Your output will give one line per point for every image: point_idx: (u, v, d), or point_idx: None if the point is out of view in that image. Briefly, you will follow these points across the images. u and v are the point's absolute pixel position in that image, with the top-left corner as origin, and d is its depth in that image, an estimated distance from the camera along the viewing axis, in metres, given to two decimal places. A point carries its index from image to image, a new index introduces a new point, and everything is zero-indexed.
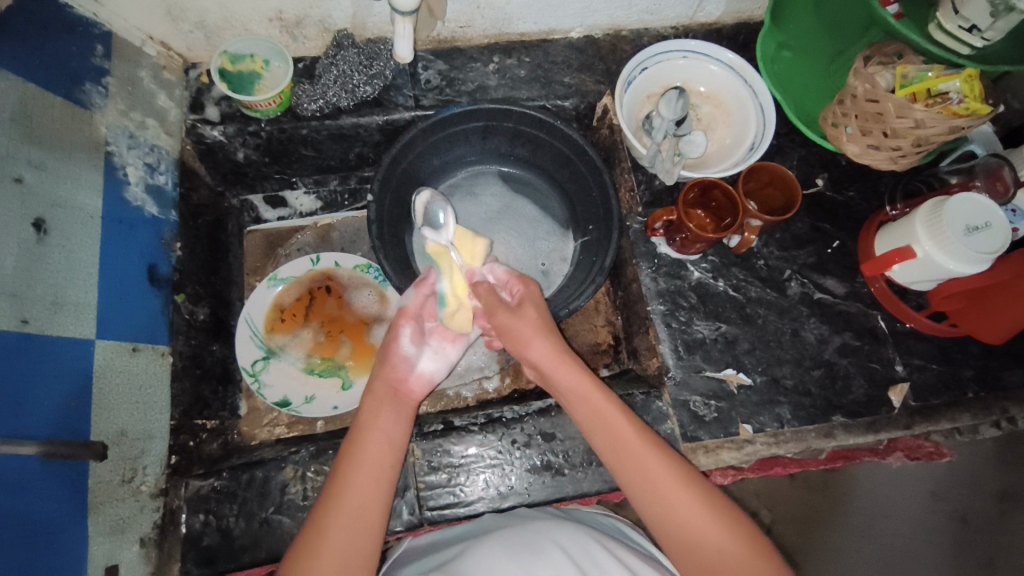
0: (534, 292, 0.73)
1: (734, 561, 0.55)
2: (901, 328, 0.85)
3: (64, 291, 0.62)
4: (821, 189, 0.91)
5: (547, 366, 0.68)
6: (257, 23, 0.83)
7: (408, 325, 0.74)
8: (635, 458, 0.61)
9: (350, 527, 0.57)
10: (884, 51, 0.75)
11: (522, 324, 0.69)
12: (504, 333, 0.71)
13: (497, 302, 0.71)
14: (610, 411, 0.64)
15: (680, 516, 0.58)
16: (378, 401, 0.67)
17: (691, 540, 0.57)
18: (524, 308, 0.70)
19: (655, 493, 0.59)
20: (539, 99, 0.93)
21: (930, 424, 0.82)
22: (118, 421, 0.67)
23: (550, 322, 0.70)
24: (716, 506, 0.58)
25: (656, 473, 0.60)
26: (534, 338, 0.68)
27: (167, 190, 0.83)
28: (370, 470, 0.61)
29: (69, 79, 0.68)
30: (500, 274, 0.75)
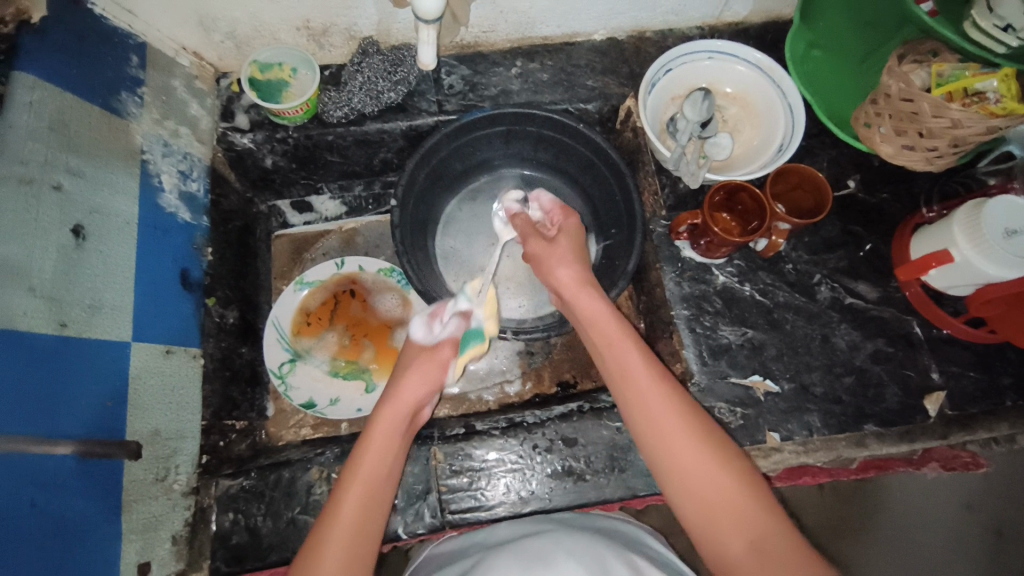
0: (573, 223, 0.80)
1: (723, 490, 0.54)
2: (937, 334, 0.82)
3: (102, 294, 0.65)
4: (853, 191, 0.88)
5: (568, 293, 0.73)
6: (285, 32, 0.85)
7: (452, 352, 0.75)
8: (638, 389, 0.61)
9: (358, 526, 0.57)
10: (919, 49, 0.73)
11: (553, 250, 0.76)
12: (534, 255, 0.79)
13: (536, 230, 0.81)
14: (623, 344, 0.65)
15: (675, 447, 0.57)
16: (390, 418, 0.65)
17: (682, 468, 0.56)
18: (558, 240, 0.78)
19: (656, 426, 0.58)
20: (562, 102, 0.93)
21: (966, 434, 0.79)
22: (152, 421, 0.69)
23: (578, 248, 0.77)
24: (714, 442, 0.57)
25: (657, 403, 0.59)
26: (562, 266, 0.74)
27: (200, 196, 0.85)
28: (382, 462, 0.61)
29: (106, 89, 0.71)
30: (546, 202, 0.83)
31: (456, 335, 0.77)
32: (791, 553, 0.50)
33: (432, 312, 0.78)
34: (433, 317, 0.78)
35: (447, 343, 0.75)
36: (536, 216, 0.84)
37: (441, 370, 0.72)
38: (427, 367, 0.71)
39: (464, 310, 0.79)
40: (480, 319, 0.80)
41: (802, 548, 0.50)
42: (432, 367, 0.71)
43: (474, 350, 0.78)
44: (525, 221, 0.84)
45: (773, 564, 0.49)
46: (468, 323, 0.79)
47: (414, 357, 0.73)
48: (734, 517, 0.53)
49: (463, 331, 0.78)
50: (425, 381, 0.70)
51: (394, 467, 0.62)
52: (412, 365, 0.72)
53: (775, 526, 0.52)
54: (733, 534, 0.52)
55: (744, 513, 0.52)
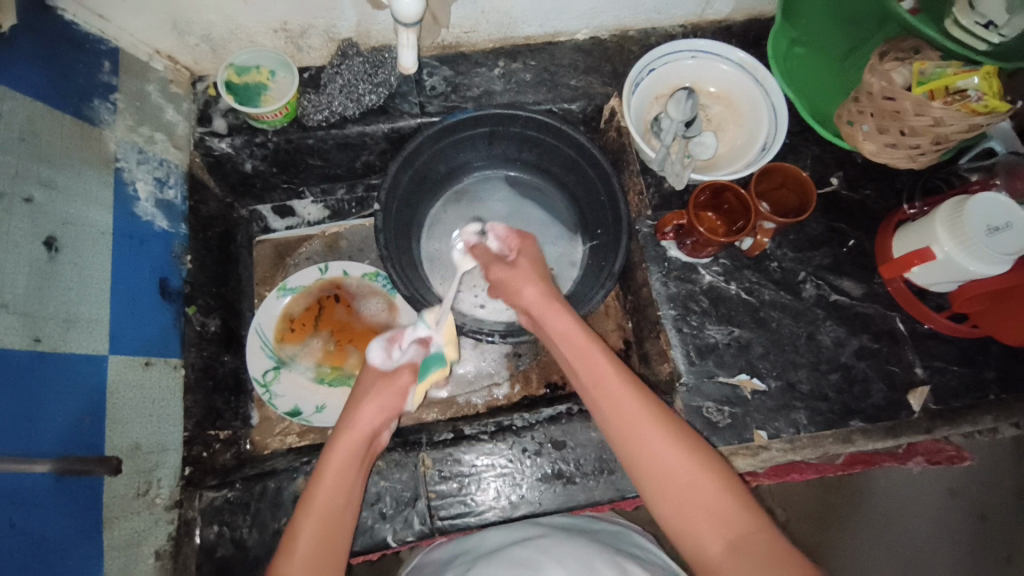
0: (530, 246, 0.80)
1: (703, 491, 0.54)
2: (920, 329, 0.83)
3: (77, 308, 0.63)
4: (836, 188, 0.89)
5: (538, 309, 0.72)
6: (262, 35, 0.83)
7: (411, 379, 0.71)
8: (611, 394, 0.62)
9: (316, 558, 0.57)
10: (900, 46, 0.73)
11: (516, 272, 0.75)
12: (500, 282, 0.77)
13: (494, 257, 0.80)
14: (592, 351, 0.66)
15: (655, 450, 0.57)
16: (342, 456, 0.63)
17: (660, 471, 0.56)
18: (518, 262, 0.76)
19: (628, 430, 0.59)
20: (546, 103, 0.92)
21: (950, 428, 0.80)
22: (132, 435, 0.68)
23: (540, 271, 0.76)
24: (690, 442, 0.57)
25: (634, 410, 0.60)
26: (526, 285, 0.73)
27: (178, 204, 0.83)
28: (342, 485, 0.61)
29: (77, 97, 0.69)
30: (500, 232, 0.81)
31: (416, 360, 0.74)
32: (768, 546, 0.51)
33: (392, 337, 0.76)
34: (392, 341, 0.76)
35: (406, 369, 0.72)
36: (491, 245, 0.81)
37: (399, 398, 0.70)
38: (385, 396, 0.69)
39: (423, 336, 0.76)
40: (440, 344, 0.76)
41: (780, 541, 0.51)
42: (391, 395, 0.69)
43: (436, 375, 0.75)
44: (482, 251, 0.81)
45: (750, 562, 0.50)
46: (429, 349, 0.76)
47: (370, 387, 0.71)
48: (711, 517, 0.53)
49: (423, 357, 0.75)
50: (380, 411, 0.68)
51: (353, 488, 0.63)
52: (370, 392, 0.70)
53: (752, 521, 0.53)
54: (713, 541, 0.52)
55: (723, 511, 0.53)
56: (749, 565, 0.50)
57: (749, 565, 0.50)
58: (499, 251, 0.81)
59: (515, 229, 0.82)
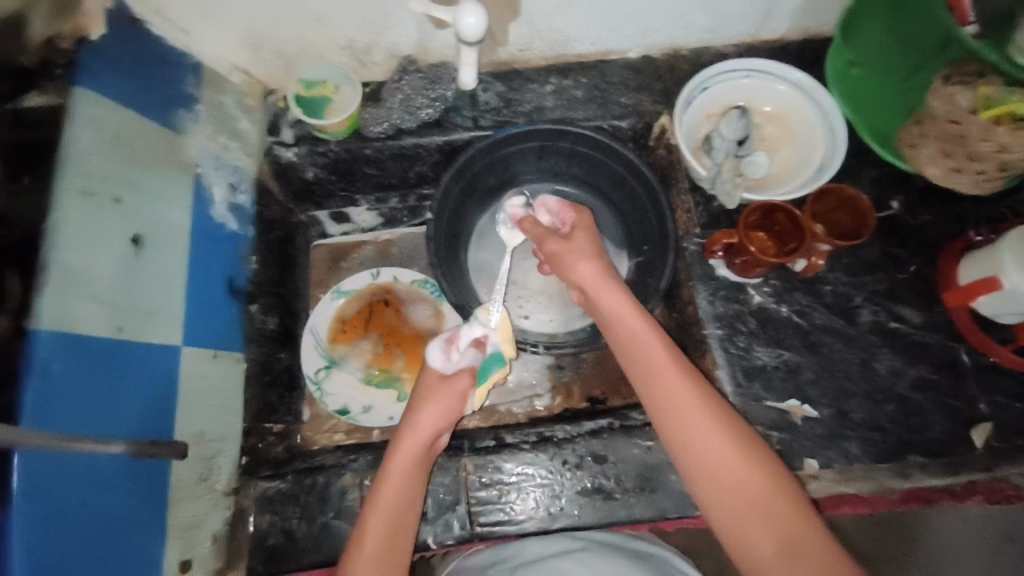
0: (587, 219, 0.78)
1: (755, 490, 0.54)
2: (984, 361, 0.79)
3: (154, 301, 0.68)
4: (895, 212, 0.86)
5: (590, 285, 0.71)
6: (329, 51, 0.88)
7: (470, 383, 0.72)
8: (660, 378, 0.61)
9: (389, 529, 0.61)
10: (963, 70, 0.70)
11: (572, 246, 0.74)
12: (551, 256, 0.76)
13: (547, 231, 0.78)
14: (645, 334, 0.65)
15: (707, 443, 0.56)
16: (410, 448, 0.66)
17: (712, 463, 0.56)
18: (574, 236, 0.75)
19: (678, 413, 0.58)
20: (596, 119, 0.93)
21: (1012, 466, 0.76)
22: (198, 422, 0.72)
23: (597, 246, 0.74)
24: (744, 438, 0.57)
25: (687, 402, 0.58)
26: (581, 261, 0.72)
27: (247, 208, 0.88)
28: (406, 483, 0.64)
29: (163, 106, 0.75)
30: (553, 206, 0.79)
31: (474, 364, 0.74)
32: (821, 552, 0.50)
33: (450, 337, 0.75)
34: (451, 341, 0.74)
35: (465, 373, 0.72)
36: (544, 220, 0.80)
37: (459, 401, 0.71)
38: (445, 400, 0.70)
39: (479, 337, 0.75)
40: (497, 343, 0.75)
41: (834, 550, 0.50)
42: (449, 398, 0.70)
43: (497, 376, 0.74)
44: (535, 224, 0.79)
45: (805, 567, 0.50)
46: (485, 351, 0.75)
47: (430, 391, 0.71)
48: (763, 518, 0.53)
49: (481, 360, 0.74)
50: (441, 415, 0.68)
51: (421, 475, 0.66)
52: (430, 394, 0.70)
53: (804, 525, 0.52)
54: (764, 542, 0.52)
55: (775, 511, 0.53)
56: (802, 570, 0.50)
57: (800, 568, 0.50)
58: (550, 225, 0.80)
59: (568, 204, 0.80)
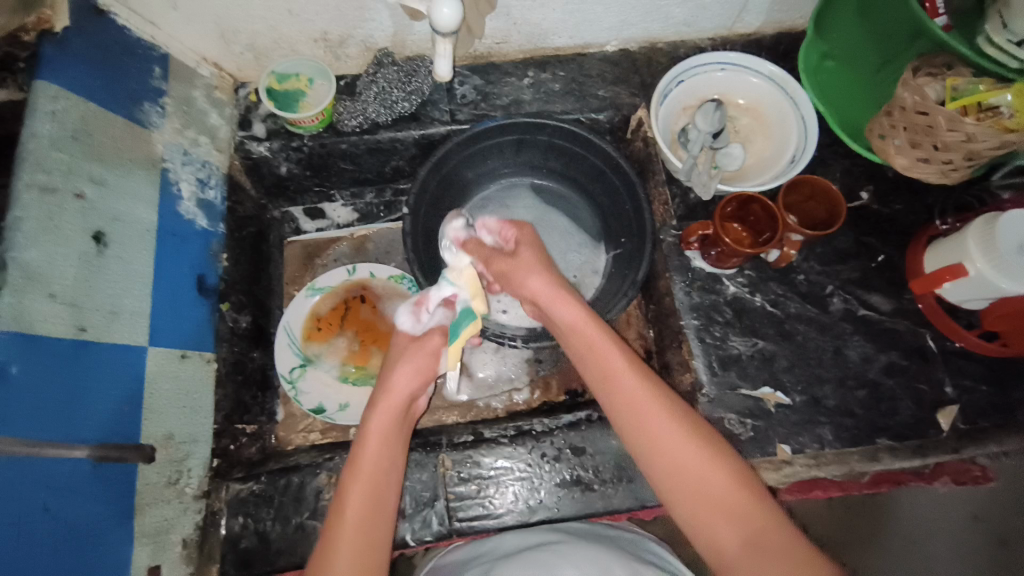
0: (529, 234, 0.77)
1: (718, 489, 0.54)
2: (950, 346, 0.81)
3: (121, 300, 0.66)
4: (866, 202, 0.88)
5: (542, 297, 0.71)
6: (302, 44, 0.86)
7: (442, 341, 0.73)
8: (619, 386, 0.61)
9: (367, 510, 0.58)
10: (932, 62, 0.72)
11: (518, 262, 0.73)
12: (502, 274, 0.76)
13: (491, 250, 0.77)
14: (602, 343, 0.65)
15: (668, 446, 0.57)
16: (384, 416, 0.64)
17: (676, 465, 0.56)
18: (521, 251, 0.75)
19: (638, 417, 0.59)
20: (574, 113, 0.94)
21: (979, 448, 0.78)
22: (166, 424, 0.70)
23: (542, 255, 0.74)
24: (705, 438, 0.57)
25: (644, 403, 0.59)
26: (531, 275, 0.72)
27: (217, 204, 0.86)
28: (384, 452, 0.62)
29: (129, 100, 0.73)
30: (493, 225, 0.79)
31: (444, 323, 0.75)
32: (785, 546, 0.50)
33: (419, 300, 0.76)
34: (419, 305, 0.76)
35: (436, 331, 0.73)
36: (486, 240, 0.79)
37: (433, 359, 0.71)
38: (417, 358, 0.70)
39: (449, 295, 0.76)
40: (467, 299, 0.76)
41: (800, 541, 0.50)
42: (422, 359, 0.70)
43: (469, 330, 0.75)
44: (479, 246, 0.78)
45: (771, 561, 0.50)
46: (455, 310, 0.76)
47: (403, 353, 0.71)
48: (728, 515, 0.53)
49: (451, 318, 0.75)
50: (414, 376, 0.68)
51: (398, 445, 0.64)
52: (403, 357, 0.70)
53: (764, 518, 0.52)
54: (729, 539, 0.52)
55: (736, 509, 0.53)
56: (766, 565, 0.50)
57: (767, 562, 0.50)
58: (494, 244, 0.79)
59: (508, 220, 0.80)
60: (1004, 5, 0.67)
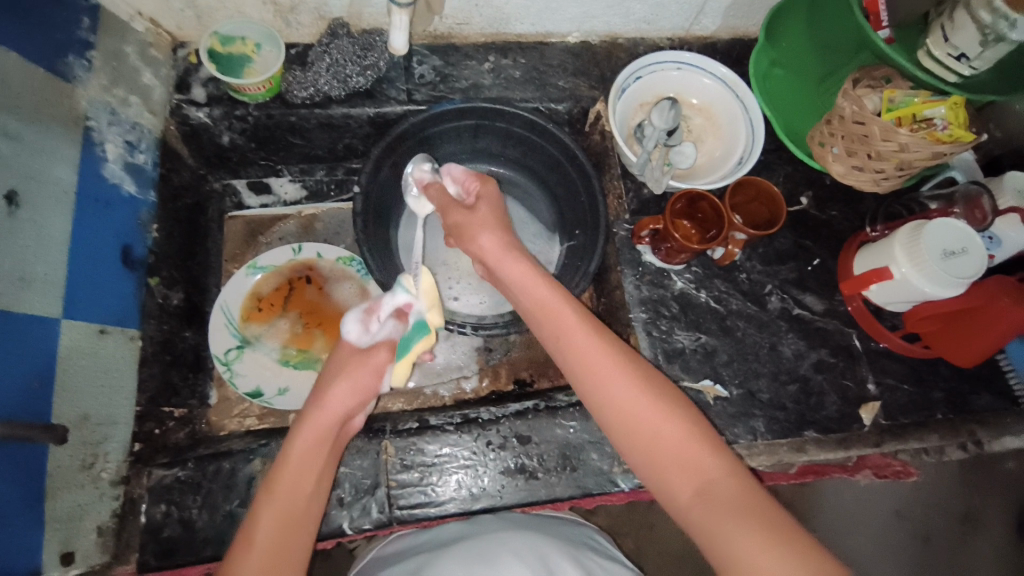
0: (491, 190, 0.75)
1: (671, 439, 0.55)
2: (875, 347, 0.87)
3: (31, 266, 0.61)
4: (805, 207, 0.92)
5: (489, 257, 0.70)
6: (250, 6, 0.81)
7: (388, 357, 0.68)
8: (573, 343, 0.61)
9: (276, 545, 0.55)
10: (873, 74, 0.77)
11: (473, 217, 0.71)
12: (454, 227, 0.73)
13: (452, 202, 0.75)
14: (554, 300, 0.64)
15: (621, 397, 0.57)
16: (308, 438, 0.61)
17: (629, 417, 0.57)
18: (477, 207, 0.73)
19: (592, 370, 0.59)
20: (533, 101, 0.93)
21: (897, 442, 0.84)
22: (81, 404, 0.65)
23: (501, 220, 0.72)
24: (657, 387, 0.57)
25: (596, 355, 0.59)
26: (483, 233, 0.70)
27: (148, 169, 0.81)
28: (302, 480, 0.59)
29: (53, 50, 0.67)
30: (458, 175, 0.76)
31: (394, 337, 0.69)
32: (732, 491, 0.51)
33: (369, 308, 0.69)
34: (369, 313, 0.69)
35: (382, 347, 0.68)
36: (450, 190, 0.76)
37: (375, 378, 0.67)
38: (359, 375, 0.66)
39: (402, 306, 0.71)
40: (423, 310, 0.72)
41: (751, 488, 0.52)
42: (364, 377, 0.66)
43: (421, 346, 0.72)
44: (440, 193, 0.76)
45: (720, 507, 0.51)
46: (406, 323, 0.71)
47: (343, 366, 0.67)
48: (682, 465, 0.54)
49: (403, 331, 0.70)
50: (351, 393, 0.65)
51: (322, 470, 0.61)
52: (343, 371, 0.66)
53: (716, 465, 0.53)
54: (683, 488, 0.53)
55: (690, 459, 0.54)
56: (716, 512, 0.51)
57: (716, 510, 0.51)
58: (456, 195, 0.76)
59: (474, 172, 0.77)
60: (946, 20, 0.70)
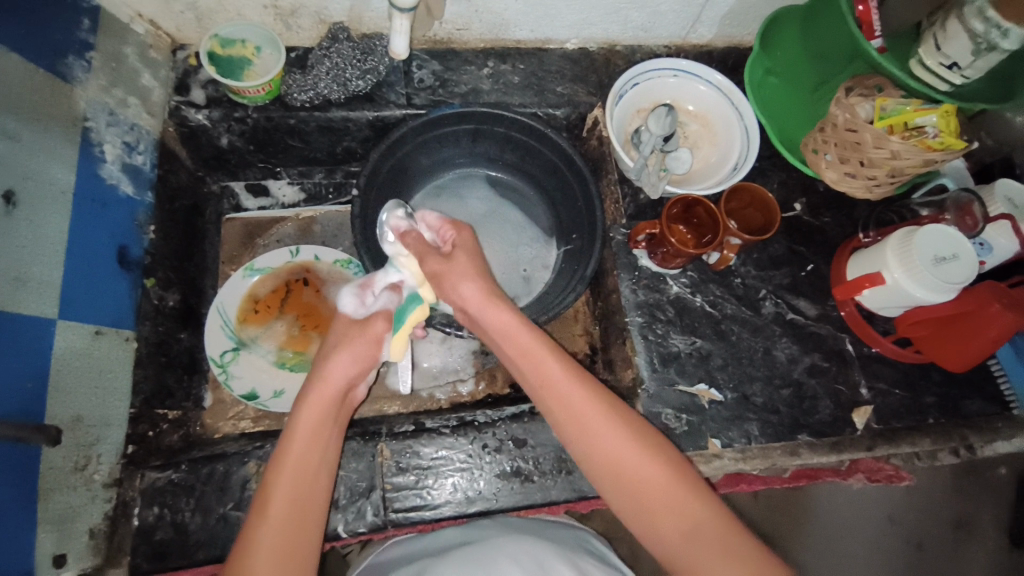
0: (468, 237, 0.70)
1: (655, 486, 0.56)
2: (868, 352, 0.87)
3: (26, 266, 0.61)
4: (799, 213, 0.93)
5: (472, 307, 0.65)
6: (250, 9, 0.82)
7: (386, 327, 0.68)
8: (559, 394, 0.60)
9: (292, 515, 0.56)
10: (865, 83, 0.78)
11: (452, 267, 0.66)
12: (429, 276, 0.68)
13: (428, 247, 0.69)
14: (537, 349, 0.63)
15: (606, 446, 0.58)
16: (313, 410, 0.61)
17: (614, 465, 0.58)
18: (454, 254, 0.67)
19: (576, 420, 0.59)
20: (531, 106, 0.93)
21: (890, 447, 0.84)
22: (75, 405, 0.65)
23: (481, 265, 0.68)
24: (641, 435, 0.58)
25: (581, 404, 0.59)
26: (464, 282, 0.65)
27: (145, 170, 0.81)
28: (312, 448, 0.60)
29: (53, 52, 0.67)
30: (433, 221, 0.72)
31: (389, 308, 0.69)
32: (716, 531, 0.54)
33: (364, 283, 0.70)
34: (364, 288, 0.70)
35: (379, 318, 0.68)
36: (425, 237, 0.71)
37: (374, 348, 0.68)
38: (357, 347, 0.66)
39: (395, 281, 0.70)
40: (414, 285, 0.69)
41: (733, 525, 0.54)
42: (363, 348, 0.67)
43: (415, 316, 0.68)
44: (410, 239, 0.70)
45: (704, 547, 0.53)
46: (401, 295, 0.70)
47: (342, 340, 0.68)
48: (668, 509, 0.55)
49: (398, 302, 0.69)
50: (352, 363, 0.66)
51: (331, 437, 0.62)
52: (342, 344, 0.67)
53: (699, 506, 0.55)
54: (669, 530, 0.55)
55: (675, 503, 0.55)
56: (701, 552, 0.53)
57: (700, 553, 0.53)
58: (432, 241, 0.71)
59: (450, 217, 0.72)
60: (938, 30, 0.72)
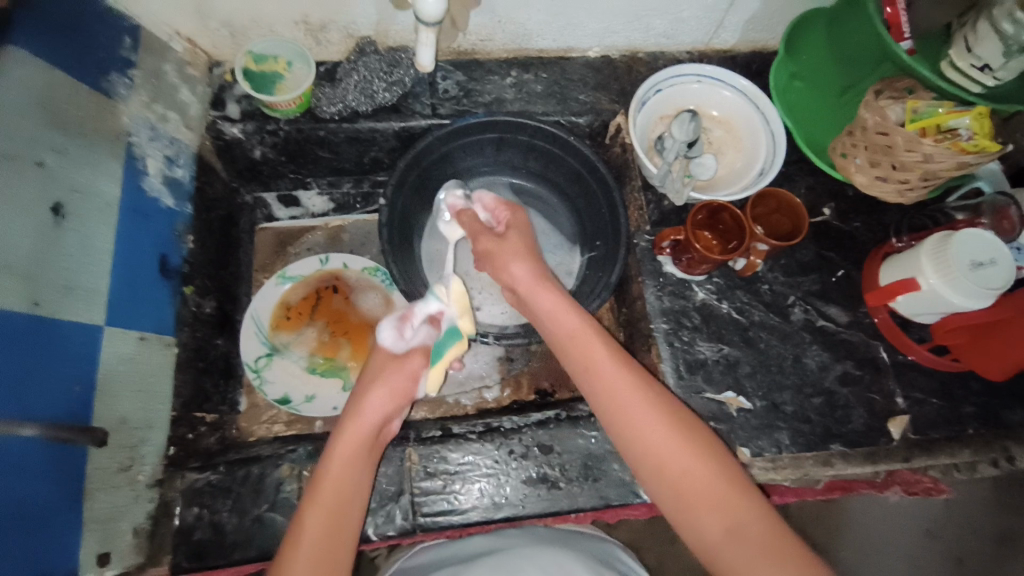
0: (520, 219, 0.80)
1: (699, 479, 0.55)
2: (902, 359, 0.85)
3: (75, 275, 0.63)
4: (828, 218, 0.91)
5: (523, 286, 0.72)
6: (282, 25, 0.85)
7: (423, 363, 0.72)
8: (604, 377, 0.62)
9: (325, 542, 0.57)
10: (895, 85, 0.78)
11: (504, 246, 0.76)
12: (484, 255, 0.78)
13: (483, 228, 0.80)
14: (584, 333, 0.66)
15: (648, 435, 0.58)
16: (348, 445, 0.62)
17: (657, 455, 0.57)
18: (507, 237, 0.77)
19: (619, 407, 0.60)
20: (554, 114, 0.94)
21: (928, 458, 0.82)
22: (120, 408, 0.67)
23: (530, 247, 0.76)
24: (685, 427, 0.58)
25: (624, 391, 0.60)
26: (515, 261, 0.74)
27: (184, 183, 0.84)
28: (345, 483, 0.60)
29: (97, 69, 0.70)
30: (489, 202, 0.82)
31: (428, 342, 0.73)
32: (761, 531, 0.52)
33: (402, 316, 0.74)
34: (403, 320, 0.73)
35: (416, 353, 0.72)
36: (480, 217, 0.81)
37: (410, 383, 0.70)
38: (394, 381, 0.69)
39: (434, 312, 0.74)
40: (453, 317, 0.75)
41: (778, 526, 0.52)
42: (398, 383, 0.69)
43: (454, 350, 0.74)
44: (471, 220, 0.81)
45: (748, 548, 0.52)
46: (439, 329, 0.74)
47: (379, 372, 0.70)
48: (712, 504, 0.54)
49: (435, 337, 0.74)
50: (387, 399, 0.67)
51: (363, 473, 0.63)
52: (380, 377, 0.69)
53: (743, 502, 0.54)
54: (712, 527, 0.54)
55: (718, 499, 0.54)
56: (745, 552, 0.51)
57: (744, 552, 0.51)
58: (486, 221, 0.82)
59: (504, 201, 0.82)
60: (969, 31, 0.70)
